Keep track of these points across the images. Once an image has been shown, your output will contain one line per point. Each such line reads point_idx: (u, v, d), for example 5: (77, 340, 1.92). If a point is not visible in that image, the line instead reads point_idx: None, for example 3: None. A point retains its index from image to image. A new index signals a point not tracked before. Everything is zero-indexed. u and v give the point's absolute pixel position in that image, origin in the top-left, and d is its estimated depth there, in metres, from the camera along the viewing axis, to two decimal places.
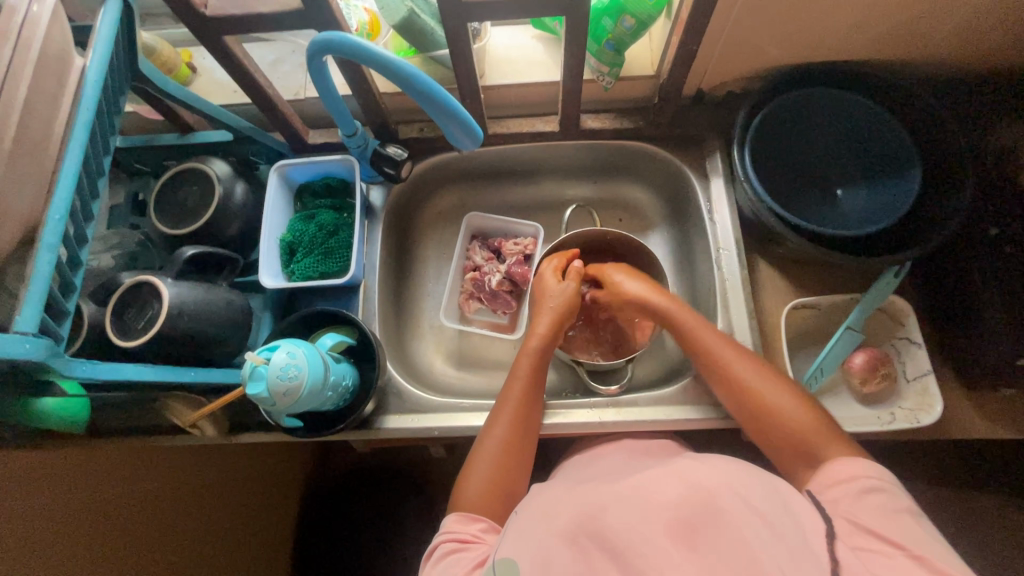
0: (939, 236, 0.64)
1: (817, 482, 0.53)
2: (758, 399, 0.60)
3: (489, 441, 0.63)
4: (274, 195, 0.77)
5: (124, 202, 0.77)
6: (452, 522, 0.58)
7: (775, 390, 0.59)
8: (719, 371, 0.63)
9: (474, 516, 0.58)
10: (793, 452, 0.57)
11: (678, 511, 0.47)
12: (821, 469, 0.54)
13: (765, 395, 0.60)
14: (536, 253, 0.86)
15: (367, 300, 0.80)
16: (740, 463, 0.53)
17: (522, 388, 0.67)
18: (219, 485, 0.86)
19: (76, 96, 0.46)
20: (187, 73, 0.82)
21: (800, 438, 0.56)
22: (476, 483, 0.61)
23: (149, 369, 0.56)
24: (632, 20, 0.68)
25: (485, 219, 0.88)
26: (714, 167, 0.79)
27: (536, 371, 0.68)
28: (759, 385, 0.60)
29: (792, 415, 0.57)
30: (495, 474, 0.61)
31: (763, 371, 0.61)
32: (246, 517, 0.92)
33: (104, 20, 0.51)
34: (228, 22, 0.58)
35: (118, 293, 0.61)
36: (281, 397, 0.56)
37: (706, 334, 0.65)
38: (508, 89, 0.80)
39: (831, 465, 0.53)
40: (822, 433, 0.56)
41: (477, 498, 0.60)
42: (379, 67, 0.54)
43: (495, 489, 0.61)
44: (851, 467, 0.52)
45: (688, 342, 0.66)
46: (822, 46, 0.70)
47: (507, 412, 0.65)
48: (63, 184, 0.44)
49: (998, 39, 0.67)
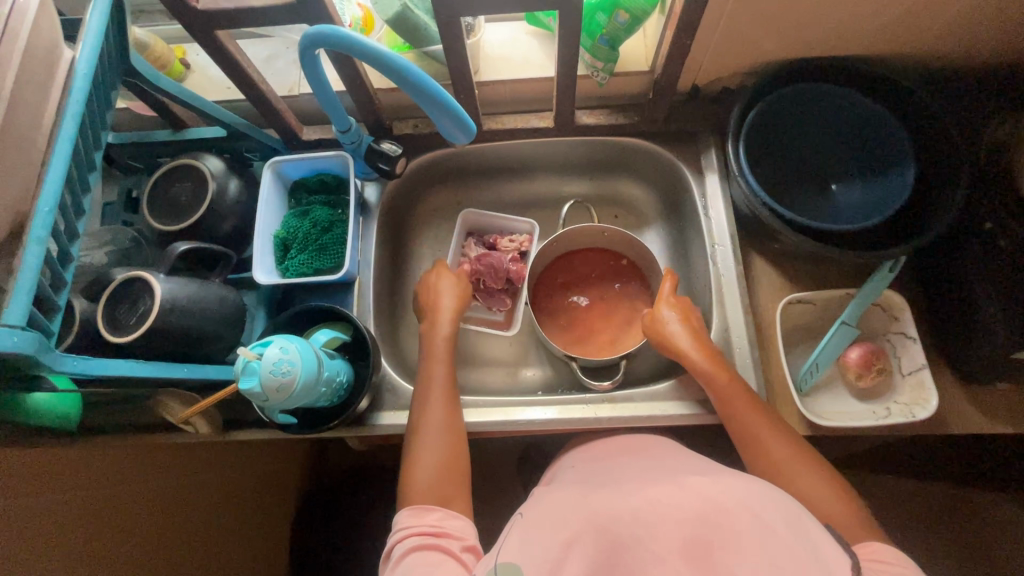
0: (934, 230, 0.64)
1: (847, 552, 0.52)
2: (800, 491, 0.57)
3: (427, 427, 0.64)
4: (268, 191, 0.77)
5: (118, 199, 0.77)
6: (409, 517, 0.57)
7: (798, 466, 0.58)
8: (766, 460, 0.60)
9: (429, 506, 0.58)
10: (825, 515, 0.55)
11: (691, 527, 0.48)
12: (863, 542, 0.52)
13: (807, 486, 0.57)
14: (532, 250, 0.86)
15: (362, 296, 0.79)
16: (760, 480, 0.53)
17: (444, 372, 0.70)
18: (210, 484, 0.85)
19: (65, 88, 0.46)
20: (181, 69, 0.81)
21: (819, 513, 0.56)
22: (426, 470, 0.61)
23: (139, 364, 0.56)
24: (627, 15, 0.68)
25: (480, 216, 0.87)
26: (709, 163, 0.79)
27: (451, 353, 0.72)
28: (805, 479, 0.57)
29: (810, 491, 0.57)
30: (442, 458, 0.62)
31: (793, 446, 0.60)
32: (240, 518, 0.91)
33: (95, 12, 0.51)
34: (221, 16, 0.58)
35: (110, 288, 0.60)
36: (275, 392, 0.56)
37: (743, 407, 0.62)
38: (503, 85, 0.80)
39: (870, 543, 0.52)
40: (840, 513, 0.55)
41: (427, 485, 0.60)
42: (372, 60, 0.54)
43: (444, 473, 0.61)
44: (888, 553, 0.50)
45: (734, 419, 0.63)
46: (817, 40, 0.70)
47: (439, 399, 0.67)
48: (52, 176, 0.44)
49: (989, 33, 0.67)
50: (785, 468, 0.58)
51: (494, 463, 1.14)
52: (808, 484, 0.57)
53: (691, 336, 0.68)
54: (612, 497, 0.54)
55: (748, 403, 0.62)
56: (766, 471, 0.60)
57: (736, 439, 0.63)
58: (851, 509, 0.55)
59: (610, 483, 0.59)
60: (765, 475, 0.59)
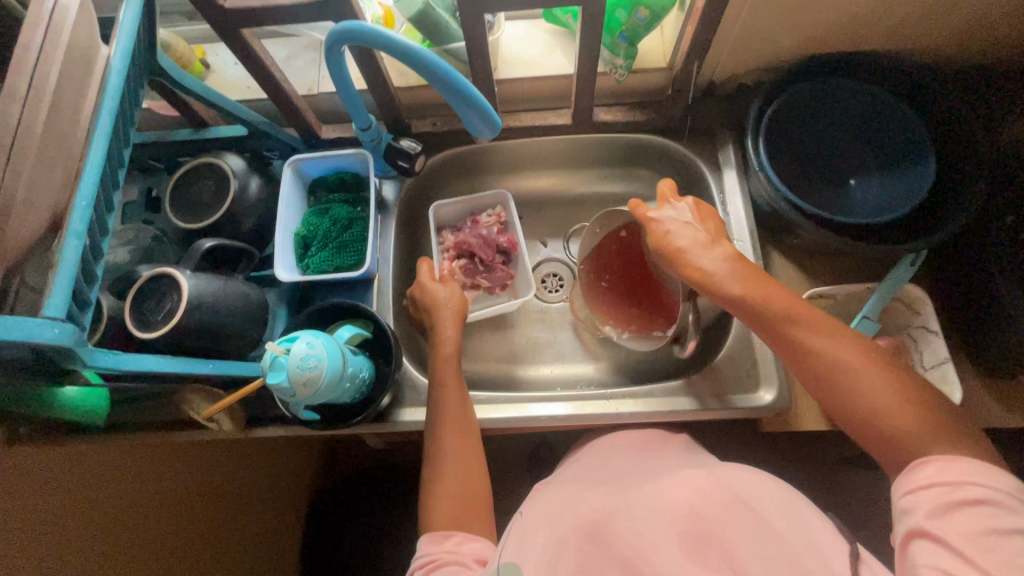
0: (956, 223, 0.64)
1: (895, 488, 0.47)
2: (857, 400, 0.49)
3: (441, 458, 0.63)
4: (289, 190, 0.77)
5: (138, 198, 0.78)
6: (426, 544, 0.56)
7: (850, 355, 0.51)
8: (815, 369, 0.52)
9: (446, 533, 0.57)
10: (884, 432, 0.48)
11: (686, 520, 0.50)
12: (921, 461, 0.45)
13: (870, 394, 0.49)
14: (511, 218, 0.86)
15: (381, 294, 0.79)
16: (759, 473, 0.56)
17: (454, 395, 0.66)
18: (228, 482, 0.85)
19: (101, 85, 0.47)
20: (201, 69, 0.82)
21: (883, 413, 0.48)
22: (444, 499, 0.60)
23: (167, 360, 0.56)
24: (647, 12, 0.68)
25: (449, 206, 0.85)
26: (727, 159, 0.79)
27: (457, 376, 0.68)
28: (868, 382, 0.49)
29: (867, 384, 0.49)
30: (461, 484, 0.61)
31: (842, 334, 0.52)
32: (257, 515, 0.91)
33: (128, 10, 0.51)
34: (247, 14, 0.58)
35: (138, 284, 0.61)
36: (301, 387, 0.56)
37: (783, 302, 0.55)
38: (521, 82, 0.80)
39: (933, 459, 0.45)
40: (908, 407, 0.47)
41: (450, 513, 0.59)
42: (399, 54, 0.54)
43: (462, 500, 0.60)
44: (954, 471, 0.43)
45: (770, 325, 0.55)
46: (836, 36, 0.70)
47: (450, 426, 0.64)
48: (89, 171, 0.44)
49: (1008, 28, 0.68)
50: (840, 373, 0.50)
51: (509, 462, 1.13)
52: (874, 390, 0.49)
53: (716, 244, 0.63)
54: (612, 492, 0.57)
55: (786, 297, 0.56)
56: (819, 375, 0.52)
57: (782, 351, 0.55)
58: (917, 405, 0.47)
59: (634, 477, 0.60)
60: (820, 385, 0.52)
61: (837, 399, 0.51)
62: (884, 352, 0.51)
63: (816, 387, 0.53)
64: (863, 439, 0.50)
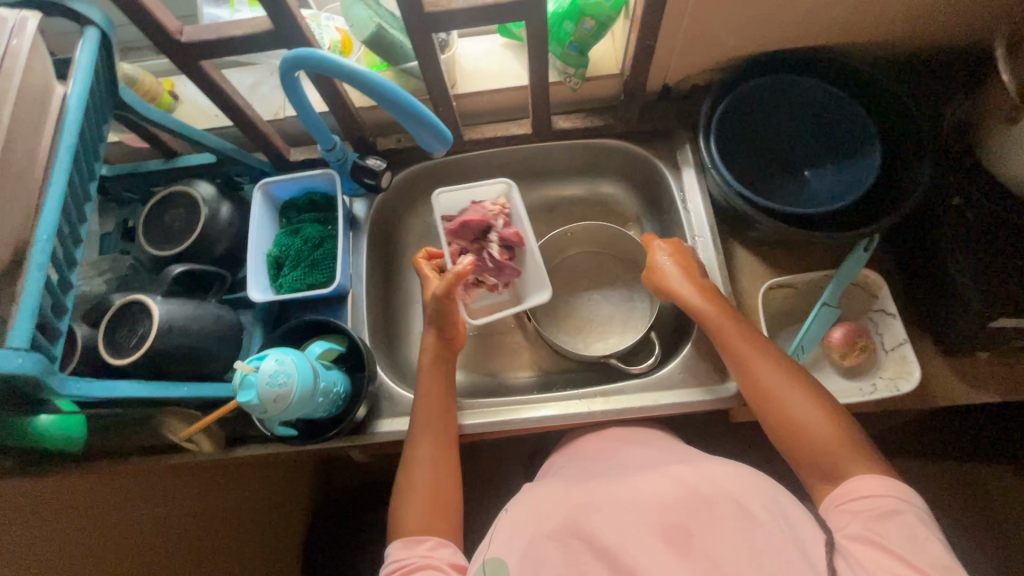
0: (903, 207, 0.66)
1: (827, 503, 0.56)
2: (809, 438, 0.58)
3: (417, 462, 0.64)
4: (259, 212, 0.79)
5: (114, 229, 0.80)
6: (399, 548, 0.58)
7: (789, 390, 0.61)
8: (775, 410, 0.61)
9: (420, 537, 0.58)
10: (820, 462, 0.57)
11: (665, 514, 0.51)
12: (843, 485, 0.55)
13: (818, 432, 0.58)
14: (516, 207, 0.82)
15: (355, 308, 0.81)
16: (734, 474, 0.57)
17: (433, 407, 0.68)
18: (230, 500, 0.86)
19: (58, 123, 0.49)
20: (170, 100, 0.84)
21: (816, 442, 0.58)
22: (413, 504, 0.61)
23: (140, 385, 0.58)
24: (592, 22, 0.71)
25: (450, 194, 0.83)
26: (685, 158, 0.82)
27: (444, 383, 0.70)
28: (819, 426, 0.58)
29: (805, 413, 0.59)
30: (431, 492, 0.62)
31: (784, 368, 0.62)
32: (259, 533, 0.92)
33: (84, 48, 0.53)
34: (204, 48, 0.60)
35: (110, 313, 0.63)
36: (272, 403, 0.57)
37: (746, 345, 0.65)
38: (480, 96, 0.83)
39: (853, 481, 0.55)
40: (835, 432, 0.58)
41: (421, 514, 0.60)
42: (348, 78, 0.57)
43: (432, 506, 0.61)
44: (876, 486, 0.53)
45: (740, 365, 0.64)
46: (778, 35, 0.73)
47: (430, 430, 0.66)
48: (49, 206, 0.46)
49: (942, 17, 0.70)
50: (797, 413, 0.60)
51: (502, 467, 1.14)
52: (821, 429, 0.58)
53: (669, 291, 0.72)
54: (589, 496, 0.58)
55: (736, 329, 0.66)
56: (771, 405, 0.61)
57: (745, 385, 0.64)
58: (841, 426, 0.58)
59: (607, 475, 0.61)
60: (778, 421, 0.61)
61: (789, 436, 0.60)
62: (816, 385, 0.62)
63: (772, 425, 0.61)
64: (798, 462, 0.60)
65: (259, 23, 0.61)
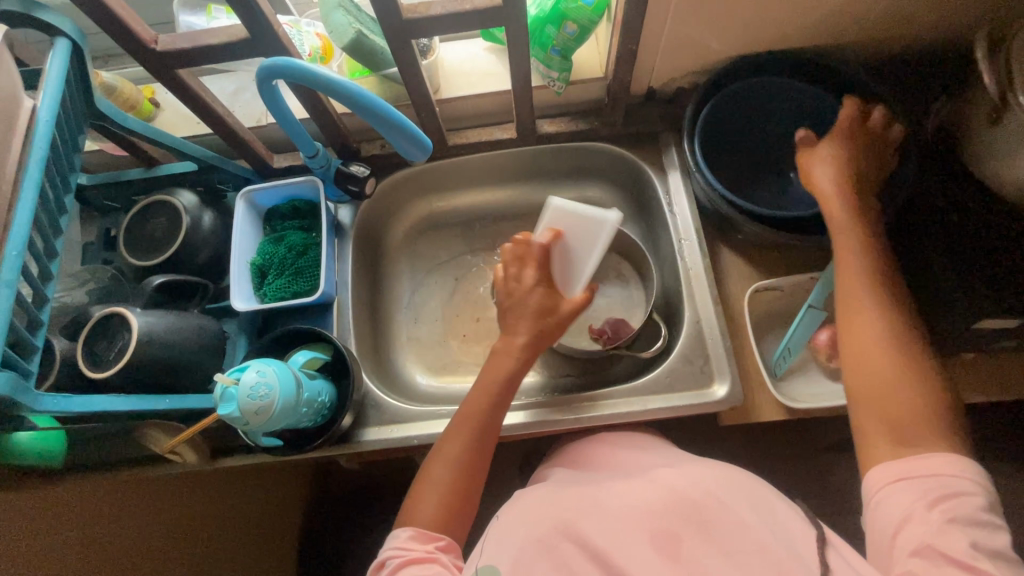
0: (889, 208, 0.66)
1: (877, 476, 0.51)
2: (900, 404, 0.52)
3: (445, 455, 0.61)
4: (242, 220, 0.78)
5: (96, 238, 0.79)
6: (409, 538, 0.57)
7: (902, 345, 0.54)
8: (883, 360, 0.54)
9: (431, 534, 0.57)
10: (897, 434, 0.51)
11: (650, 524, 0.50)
12: (913, 458, 0.50)
13: (913, 402, 0.52)
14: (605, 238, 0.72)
15: (341, 316, 0.80)
16: (719, 480, 0.57)
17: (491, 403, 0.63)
18: (225, 506, 0.85)
19: (26, 136, 0.48)
20: (151, 108, 0.83)
21: (905, 412, 0.52)
22: (430, 499, 0.59)
23: (119, 399, 0.57)
24: (574, 26, 0.70)
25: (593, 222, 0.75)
26: (671, 161, 0.81)
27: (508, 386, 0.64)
28: (916, 396, 0.52)
29: (892, 366, 0.53)
30: (448, 492, 0.59)
31: (892, 321, 0.56)
32: (255, 538, 0.92)
33: (55, 61, 0.53)
34: (179, 56, 0.60)
35: (89, 326, 0.62)
36: (253, 415, 0.57)
37: (873, 285, 0.58)
38: (464, 100, 0.82)
39: (922, 458, 0.49)
40: (915, 398, 0.52)
41: (434, 509, 0.59)
42: (324, 87, 0.56)
43: (445, 507, 0.59)
44: (943, 465, 0.48)
45: (867, 299, 0.57)
46: (760, 37, 0.72)
47: (475, 429, 0.62)
48: (18, 223, 0.46)
49: (923, 17, 0.70)
50: (900, 374, 0.53)
51: (496, 471, 1.14)
52: (917, 399, 0.52)
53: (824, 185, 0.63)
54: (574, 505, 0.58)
55: (856, 262, 0.59)
56: (885, 350, 0.54)
57: (856, 328, 0.57)
58: (928, 386, 0.52)
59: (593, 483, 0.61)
60: (870, 378, 0.54)
61: (876, 394, 0.53)
62: (917, 343, 0.55)
63: (871, 374, 0.54)
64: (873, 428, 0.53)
65: (235, 30, 0.60)
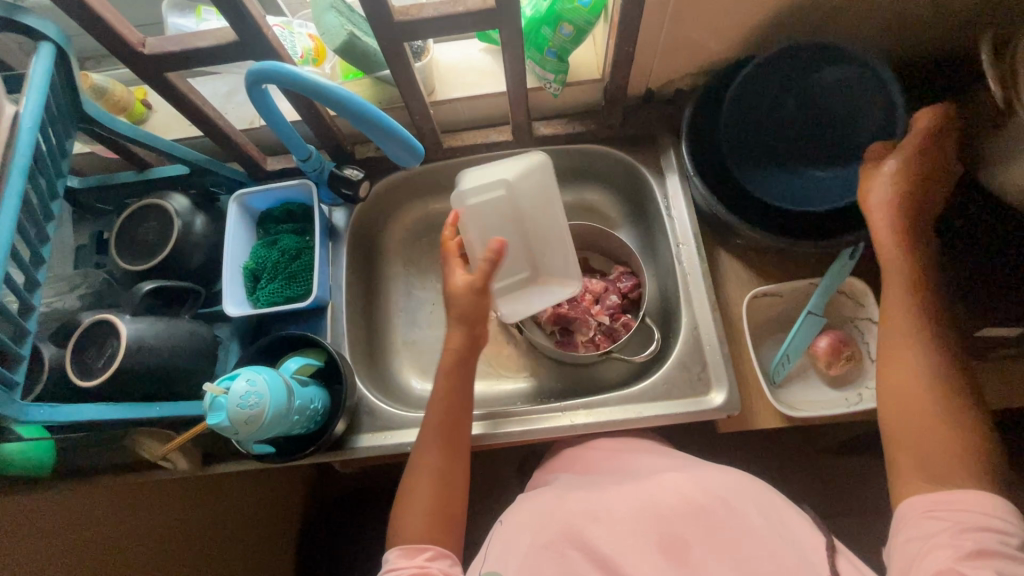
0: None
1: (912, 505, 0.51)
2: (929, 436, 0.53)
3: (427, 470, 0.61)
4: (234, 224, 0.78)
5: (89, 241, 0.78)
6: (397, 558, 0.56)
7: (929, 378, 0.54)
8: (916, 395, 0.54)
9: (420, 546, 0.57)
10: (929, 467, 0.52)
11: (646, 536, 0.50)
12: (939, 492, 0.50)
13: (940, 436, 0.52)
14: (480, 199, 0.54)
15: (334, 321, 0.79)
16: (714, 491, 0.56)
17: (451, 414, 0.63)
18: (221, 509, 0.85)
19: (9, 142, 0.47)
20: (142, 109, 0.82)
21: (936, 448, 0.52)
22: (417, 512, 0.59)
23: (107, 408, 0.56)
24: (570, 27, 0.69)
25: None
26: (669, 164, 0.80)
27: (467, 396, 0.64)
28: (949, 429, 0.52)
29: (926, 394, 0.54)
30: (433, 504, 0.59)
31: (926, 347, 0.56)
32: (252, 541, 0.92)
33: (39, 65, 0.52)
34: (168, 59, 0.59)
35: (78, 333, 0.61)
36: (243, 425, 0.56)
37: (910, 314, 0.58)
38: (458, 102, 0.81)
39: (956, 492, 0.50)
40: (942, 423, 0.53)
41: (420, 524, 0.58)
42: (314, 93, 0.55)
43: (435, 518, 0.59)
44: (976, 500, 0.49)
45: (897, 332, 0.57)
46: (760, 38, 0.71)
47: (439, 441, 0.62)
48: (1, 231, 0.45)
49: (926, 19, 0.69)
50: (929, 407, 0.53)
51: (493, 475, 1.13)
52: (945, 432, 0.52)
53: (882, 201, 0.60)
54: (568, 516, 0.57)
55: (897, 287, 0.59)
56: (915, 381, 0.55)
57: (892, 362, 0.57)
58: (959, 411, 0.53)
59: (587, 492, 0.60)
60: (900, 413, 0.55)
61: (910, 426, 0.54)
62: (951, 369, 0.55)
63: (904, 406, 0.55)
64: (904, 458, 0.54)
65: (225, 33, 0.59)
